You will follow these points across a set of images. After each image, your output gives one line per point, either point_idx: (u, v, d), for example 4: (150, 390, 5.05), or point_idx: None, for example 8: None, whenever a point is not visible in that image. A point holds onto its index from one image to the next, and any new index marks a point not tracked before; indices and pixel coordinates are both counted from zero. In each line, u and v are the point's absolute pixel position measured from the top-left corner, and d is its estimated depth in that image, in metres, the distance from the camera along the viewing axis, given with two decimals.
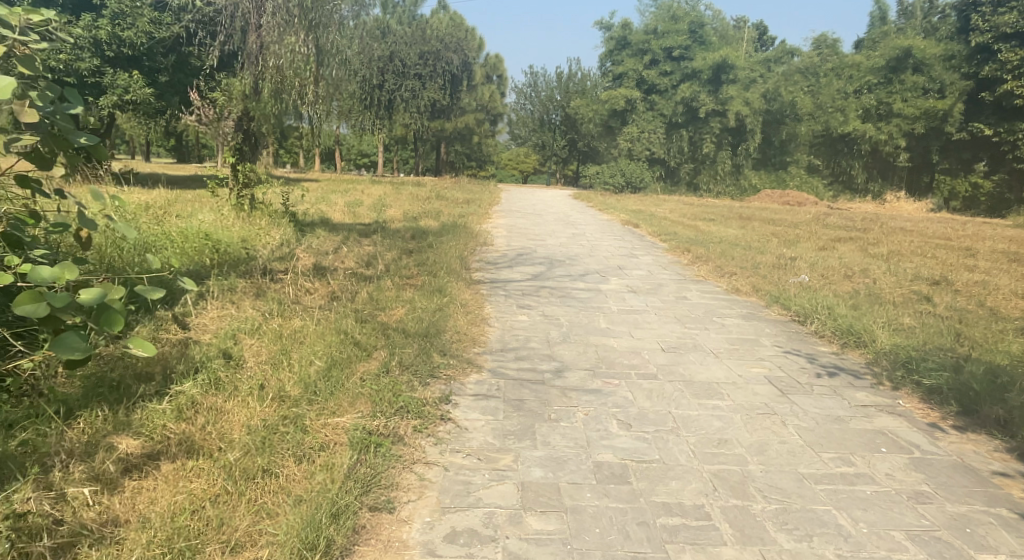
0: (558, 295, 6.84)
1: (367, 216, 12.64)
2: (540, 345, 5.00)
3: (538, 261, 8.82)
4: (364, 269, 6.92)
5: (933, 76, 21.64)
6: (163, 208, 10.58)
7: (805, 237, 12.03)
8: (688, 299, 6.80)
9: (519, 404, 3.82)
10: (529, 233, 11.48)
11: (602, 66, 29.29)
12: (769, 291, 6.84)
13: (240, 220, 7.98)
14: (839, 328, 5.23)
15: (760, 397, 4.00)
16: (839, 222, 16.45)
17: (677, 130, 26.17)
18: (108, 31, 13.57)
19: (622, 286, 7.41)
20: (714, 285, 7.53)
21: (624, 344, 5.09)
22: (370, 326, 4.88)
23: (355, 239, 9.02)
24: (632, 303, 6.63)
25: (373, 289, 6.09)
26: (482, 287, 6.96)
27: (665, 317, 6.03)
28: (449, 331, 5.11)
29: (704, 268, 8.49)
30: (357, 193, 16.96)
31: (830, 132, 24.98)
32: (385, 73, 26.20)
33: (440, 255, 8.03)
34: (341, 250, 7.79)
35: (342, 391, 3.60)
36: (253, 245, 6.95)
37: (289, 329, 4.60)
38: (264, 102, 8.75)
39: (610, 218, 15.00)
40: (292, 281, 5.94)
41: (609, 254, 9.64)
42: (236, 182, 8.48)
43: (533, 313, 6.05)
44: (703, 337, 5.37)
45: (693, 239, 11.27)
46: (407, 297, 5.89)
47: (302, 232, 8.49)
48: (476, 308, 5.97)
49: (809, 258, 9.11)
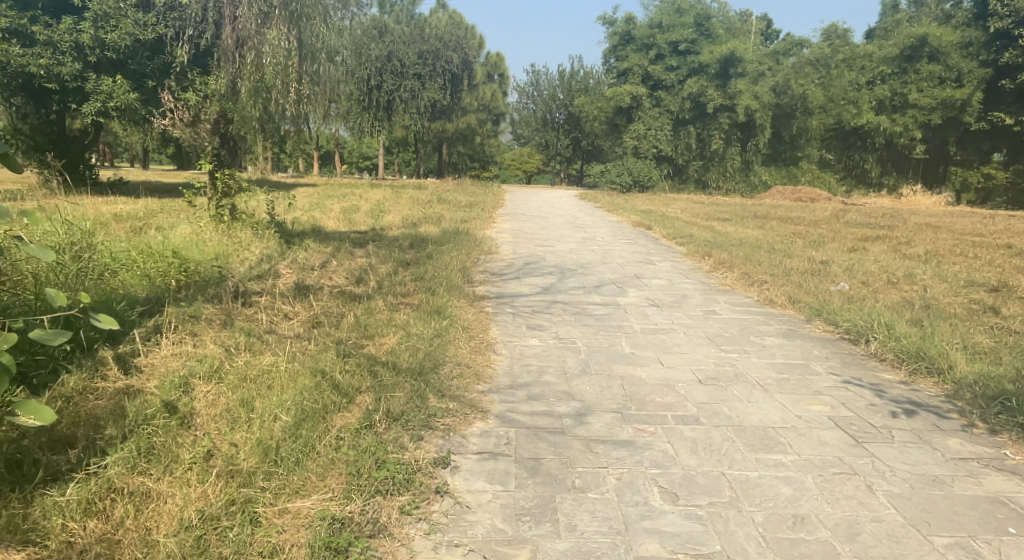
0: (570, 312, 6.10)
1: (364, 222, 11.92)
2: (557, 379, 4.25)
3: (547, 270, 8.09)
4: (353, 286, 6.20)
5: (949, 65, 20.63)
6: (143, 220, 9.86)
7: (831, 237, 11.26)
8: (718, 314, 6.04)
9: (535, 465, 3.08)
10: (536, 238, 10.73)
11: (606, 62, 28.45)
12: (810, 301, 6.09)
13: (219, 235, 7.29)
14: (906, 351, 4.48)
15: (830, 449, 3.23)
16: (860, 218, 15.63)
17: (684, 126, 25.38)
18: (90, 34, 12.85)
19: (641, 300, 6.66)
20: (743, 295, 6.77)
21: (654, 375, 4.33)
22: (358, 361, 4.14)
23: (348, 250, 8.29)
24: (655, 319, 5.88)
25: (362, 312, 5.34)
26: (486, 303, 6.23)
27: (696, 337, 5.27)
28: (449, 363, 4.37)
29: (729, 274, 7.75)
30: (355, 198, 16.24)
31: (843, 124, 24.13)
32: (383, 74, 25.38)
33: (440, 267, 7.30)
34: (331, 264, 7.08)
35: (309, 460, 2.90)
36: (230, 263, 6.25)
37: (258, 370, 3.87)
38: (242, 105, 7.98)
39: (620, 220, 14.22)
40: (269, 306, 5.20)
41: (623, 261, 8.88)
42: (214, 191, 7.83)
43: (546, 335, 5.30)
44: (745, 362, 4.61)
45: (712, 241, 10.48)
46: (400, 321, 5.13)
47: (288, 244, 7.77)
48: (480, 331, 5.23)
49: (843, 261, 8.36)
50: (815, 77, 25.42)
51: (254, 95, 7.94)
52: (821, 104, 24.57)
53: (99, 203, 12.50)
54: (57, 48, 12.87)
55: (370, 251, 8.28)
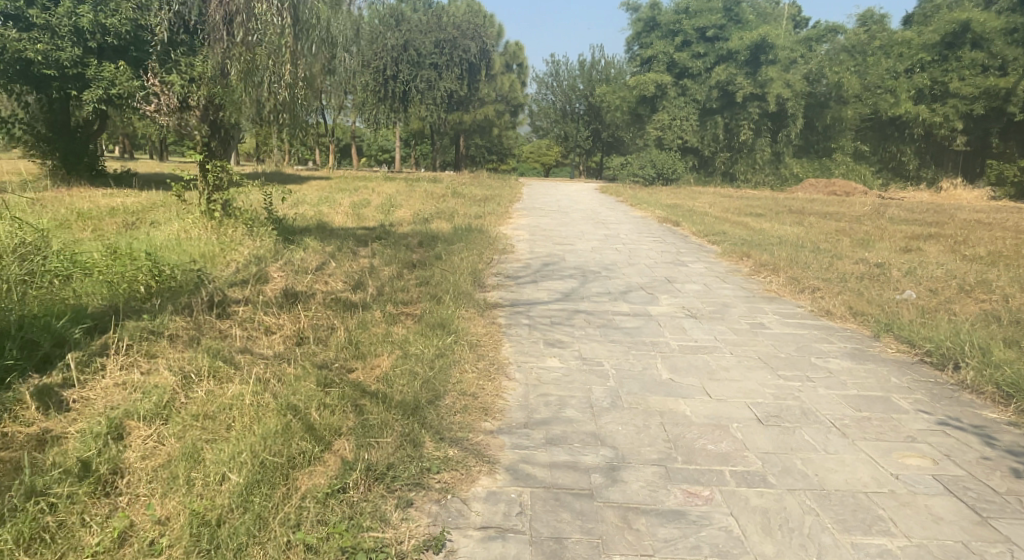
0: (594, 324, 5.32)
1: (374, 217, 11.27)
2: (583, 416, 3.50)
3: (568, 272, 7.35)
4: (350, 292, 5.48)
5: (993, 52, 19.51)
6: (137, 215, 9.22)
7: (876, 236, 10.41)
8: (768, 329, 5.25)
9: (558, 551, 2.37)
10: (556, 236, 9.99)
11: (629, 50, 27.44)
12: (874, 317, 5.29)
13: (207, 233, 6.59)
14: (1012, 384, 3.68)
15: (947, 530, 2.49)
16: (902, 215, 14.71)
17: (711, 117, 24.34)
18: (90, 18, 12.25)
19: (676, 310, 5.86)
20: (793, 305, 5.99)
21: (702, 414, 3.56)
22: (347, 392, 3.39)
23: (351, 249, 7.59)
24: (695, 335, 5.11)
25: (359, 327, 4.58)
26: (501, 313, 5.52)
27: (748, 360, 4.47)
28: (450, 395, 3.63)
29: (775, 279, 6.97)
30: (367, 191, 15.55)
31: (880, 115, 22.97)
32: (399, 64, 24.87)
33: (449, 270, 6.56)
34: (328, 266, 6.34)
35: (253, 552, 2.24)
36: (212, 264, 5.51)
37: (219, 403, 3.13)
38: (233, 89, 7.35)
39: (644, 215, 13.42)
40: (247, 320, 4.44)
41: (652, 263, 8.08)
42: (205, 185, 7.10)
43: (568, 353, 4.57)
44: (811, 398, 3.81)
45: (747, 240, 9.65)
46: (402, 338, 4.38)
47: (286, 242, 7.08)
48: (492, 350, 4.49)
49: (900, 264, 7.56)
50: (850, 65, 24.19)
51: (245, 77, 7.24)
52: (856, 93, 23.43)
53: (101, 196, 11.93)
54: (56, 33, 12.23)
55: (376, 251, 7.58)
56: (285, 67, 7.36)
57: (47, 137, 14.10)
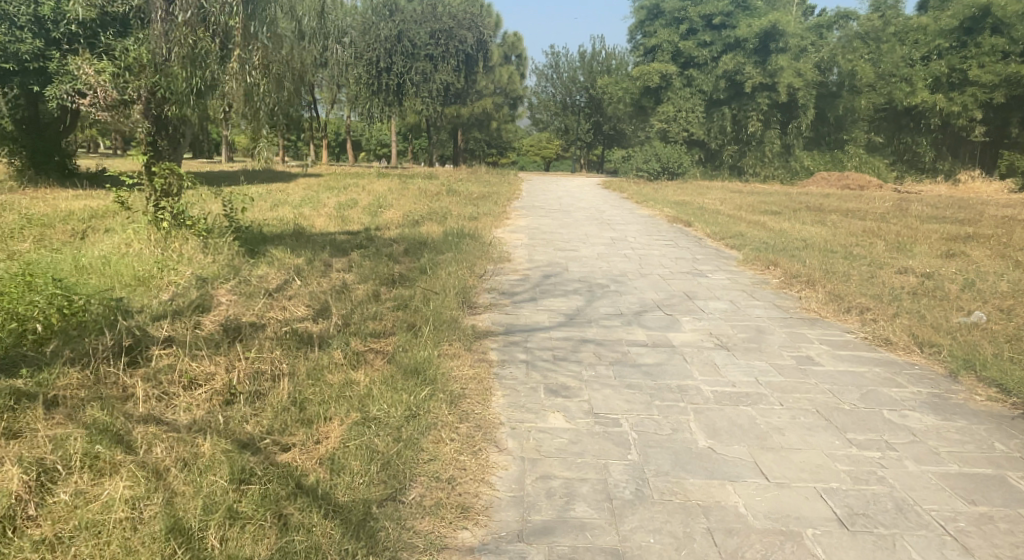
0: (606, 361, 4.36)
1: (358, 220, 10.33)
2: (600, 517, 2.57)
3: (572, 286, 6.43)
4: (311, 321, 4.54)
5: (1014, 37, 18.51)
6: (89, 220, 8.23)
7: (910, 238, 9.49)
8: (819, 366, 4.34)
9: None
10: (557, 240, 9.06)
11: (632, 39, 26.42)
12: (947, 351, 4.43)
13: (148, 246, 5.58)
14: None
15: None
16: (927, 211, 13.82)
17: (719, 108, 23.27)
18: (51, 5, 10.99)
19: (702, 338, 4.90)
20: (840, 331, 5.11)
21: (763, 512, 2.63)
22: (271, 488, 2.43)
23: (324, 261, 6.65)
24: (733, 375, 4.16)
25: (314, 376, 3.56)
26: (494, 344, 4.59)
27: (807, 418, 3.52)
28: (418, 484, 2.68)
29: (813, 295, 6.07)
30: (356, 189, 14.58)
31: (895, 104, 21.90)
32: (393, 55, 23.56)
33: (434, 289, 5.62)
34: (290, 285, 5.34)
35: None
36: (141, 292, 4.47)
37: (80, 519, 2.23)
38: (177, 77, 5.92)
39: (652, 214, 12.45)
40: (163, 371, 3.40)
41: (666, 273, 7.12)
42: (151, 190, 6.05)
43: (577, 406, 3.63)
44: (904, 480, 2.90)
45: (769, 243, 8.71)
46: (365, 393, 3.38)
47: (247, 255, 6.12)
48: (480, 402, 3.57)
49: (951, 275, 6.71)
50: (863, 52, 23.08)
51: (189, 64, 5.87)
52: (870, 82, 22.36)
53: (65, 197, 10.98)
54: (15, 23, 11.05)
55: (354, 263, 6.64)
56: (237, 52, 6.01)
57: (14, 136, 12.96)
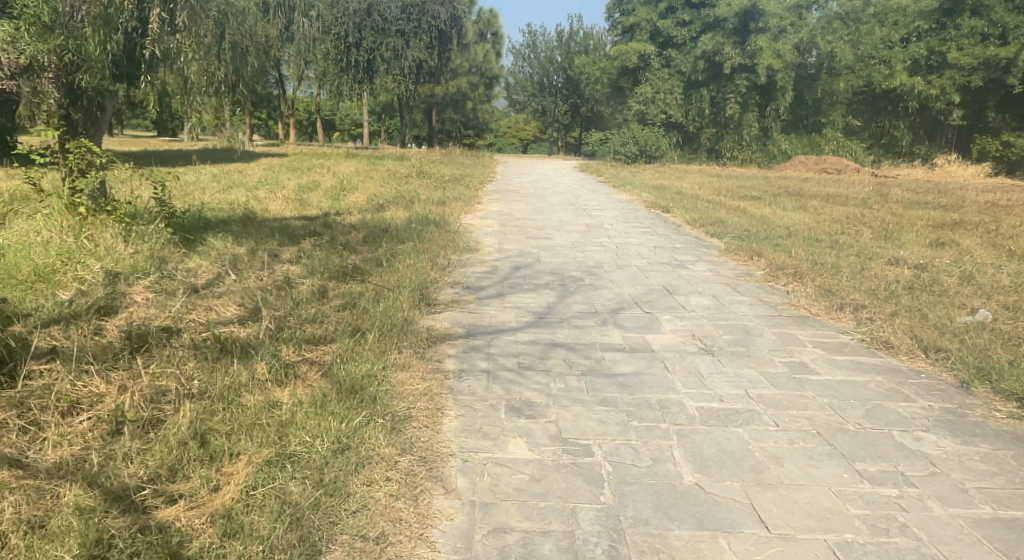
0: (577, 370, 3.83)
1: (317, 204, 9.69)
2: None
3: (542, 279, 5.90)
4: (236, 324, 3.94)
5: (993, 19, 18.24)
6: (11, 202, 7.45)
7: (896, 226, 9.11)
8: (813, 376, 3.85)
9: None
10: (529, 227, 8.52)
11: (611, 18, 25.86)
12: (956, 357, 3.97)
13: (57, 233, 4.93)
14: None
15: None
16: (907, 197, 13.56)
17: (697, 89, 22.82)
18: None
19: (685, 341, 4.39)
20: (834, 332, 4.63)
21: None
22: None
23: (269, 250, 6.03)
24: (720, 386, 3.66)
25: (227, 397, 2.97)
26: (450, 350, 4.04)
27: (808, 444, 3.02)
28: (336, 549, 2.16)
29: (802, 289, 5.60)
30: (321, 171, 13.89)
31: (873, 87, 21.47)
32: (362, 30, 22.76)
33: (387, 284, 5.05)
34: (222, 281, 4.72)
35: None
36: (35, 292, 3.86)
37: None
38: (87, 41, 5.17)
39: (630, 198, 11.98)
40: (37, 395, 2.81)
41: (644, 264, 6.61)
42: (66, 171, 5.38)
43: (543, 430, 3.08)
44: (932, 526, 2.43)
45: (751, 231, 8.26)
46: (286, 420, 2.80)
47: (177, 244, 5.49)
48: (428, 426, 3.02)
49: (944, 267, 6.30)
50: (842, 33, 22.46)
51: (102, 26, 5.16)
52: (848, 64, 21.80)
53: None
54: None
55: (303, 254, 6.03)
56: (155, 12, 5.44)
57: None
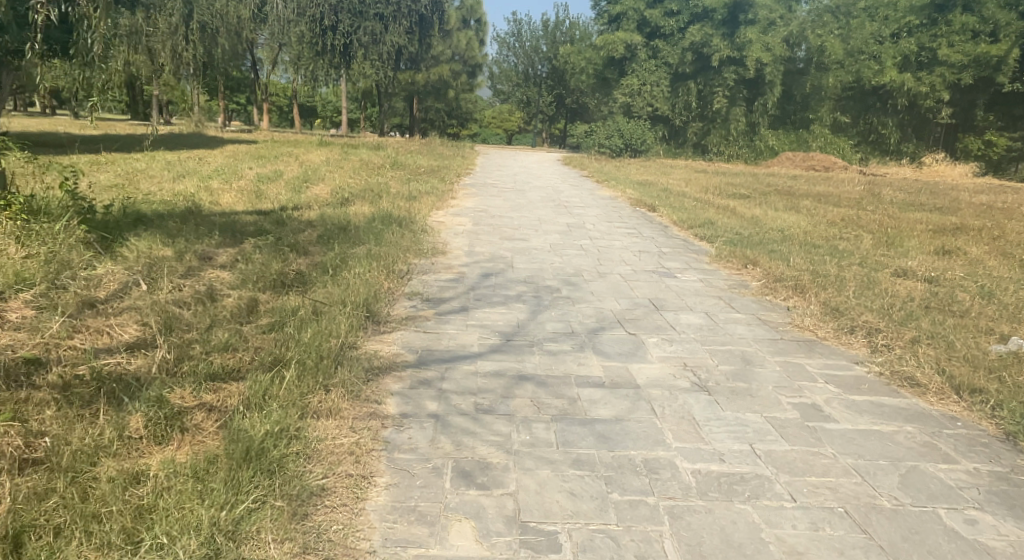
0: (547, 415, 3.13)
1: (275, 196, 8.90)
2: None
3: (513, 289, 5.19)
4: (127, 352, 3.20)
5: (985, 17, 17.80)
6: None
7: (896, 230, 8.56)
8: (831, 423, 3.17)
9: None
10: (503, 226, 7.81)
11: (597, 7, 25.04)
12: (999, 402, 3.33)
13: None
14: None
15: None
16: (902, 197, 13.05)
17: (684, 82, 22.20)
18: None
19: (675, 373, 3.70)
20: (847, 363, 3.96)
21: None
22: None
23: (201, 252, 5.26)
24: (721, 438, 2.97)
25: (76, 467, 2.26)
26: (395, 385, 3.33)
27: (836, 530, 2.36)
28: None
29: (806, 305, 4.96)
30: (288, 160, 13.11)
31: (863, 83, 20.84)
32: (339, 12, 21.15)
33: (330, 297, 4.31)
34: (127, 293, 3.96)
35: None
36: None
37: None
38: None
39: (614, 195, 11.31)
40: None
41: (627, 272, 5.93)
42: None
43: (500, 506, 2.40)
44: None
45: (744, 233, 7.62)
46: (146, 506, 2.11)
47: (86, 244, 4.71)
48: (343, 503, 2.32)
49: (957, 281, 5.69)
50: (833, 27, 21.53)
51: None
52: (839, 58, 21.00)
53: None
54: None
55: (242, 257, 5.27)
56: None
57: None
